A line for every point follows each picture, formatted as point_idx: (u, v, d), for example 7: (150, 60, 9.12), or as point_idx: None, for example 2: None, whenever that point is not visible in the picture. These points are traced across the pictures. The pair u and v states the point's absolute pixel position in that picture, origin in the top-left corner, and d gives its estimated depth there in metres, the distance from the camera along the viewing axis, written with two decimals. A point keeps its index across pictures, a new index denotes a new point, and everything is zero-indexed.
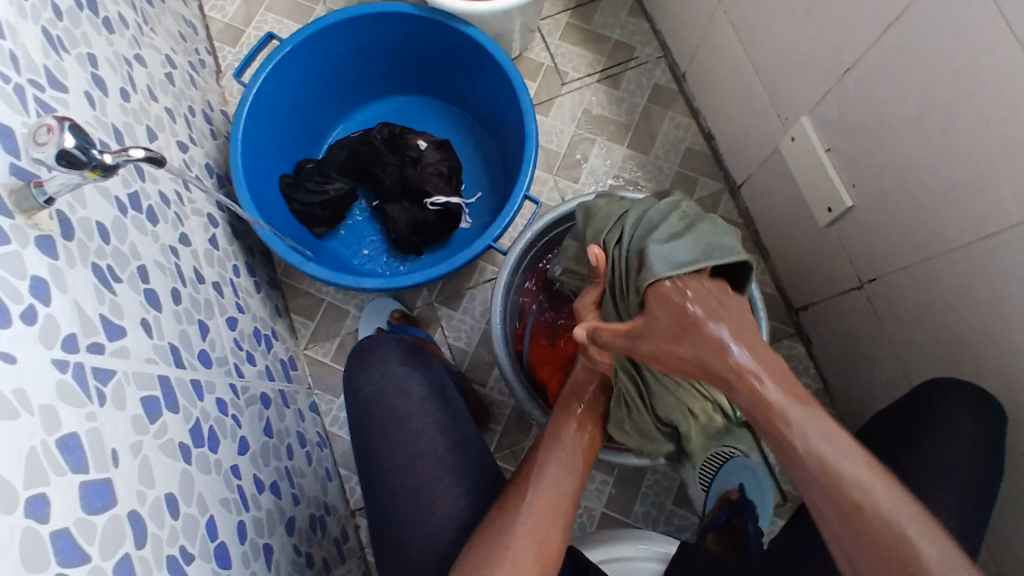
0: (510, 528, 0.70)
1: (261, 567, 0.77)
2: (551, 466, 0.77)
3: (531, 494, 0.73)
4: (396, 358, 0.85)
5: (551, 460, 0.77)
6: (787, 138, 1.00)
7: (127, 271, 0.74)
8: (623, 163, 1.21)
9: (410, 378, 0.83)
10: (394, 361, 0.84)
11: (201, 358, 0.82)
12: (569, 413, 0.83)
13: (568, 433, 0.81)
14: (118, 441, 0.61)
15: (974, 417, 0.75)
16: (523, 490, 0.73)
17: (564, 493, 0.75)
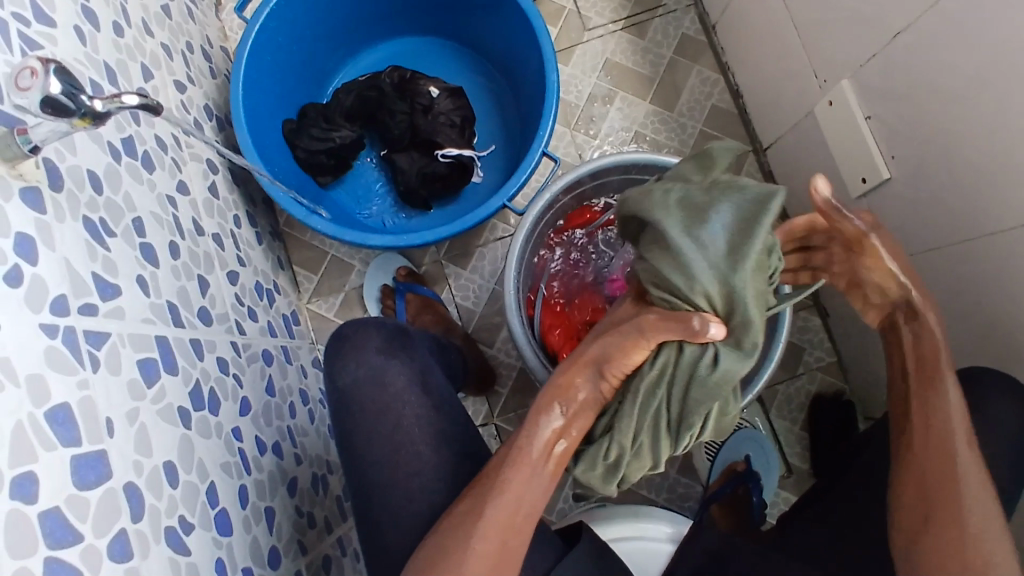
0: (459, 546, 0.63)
1: (263, 531, 0.76)
2: (520, 479, 0.66)
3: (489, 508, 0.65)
4: (392, 334, 0.80)
5: (515, 472, 0.66)
6: (823, 102, 0.94)
7: (121, 224, 0.69)
8: (645, 120, 1.15)
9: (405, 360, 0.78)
10: (389, 336, 0.79)
11: (201, 316, 0.79)
12: (545, 419, 0.68)
13: (544, 445, 0.68)
14: (112, 409, 0.58)
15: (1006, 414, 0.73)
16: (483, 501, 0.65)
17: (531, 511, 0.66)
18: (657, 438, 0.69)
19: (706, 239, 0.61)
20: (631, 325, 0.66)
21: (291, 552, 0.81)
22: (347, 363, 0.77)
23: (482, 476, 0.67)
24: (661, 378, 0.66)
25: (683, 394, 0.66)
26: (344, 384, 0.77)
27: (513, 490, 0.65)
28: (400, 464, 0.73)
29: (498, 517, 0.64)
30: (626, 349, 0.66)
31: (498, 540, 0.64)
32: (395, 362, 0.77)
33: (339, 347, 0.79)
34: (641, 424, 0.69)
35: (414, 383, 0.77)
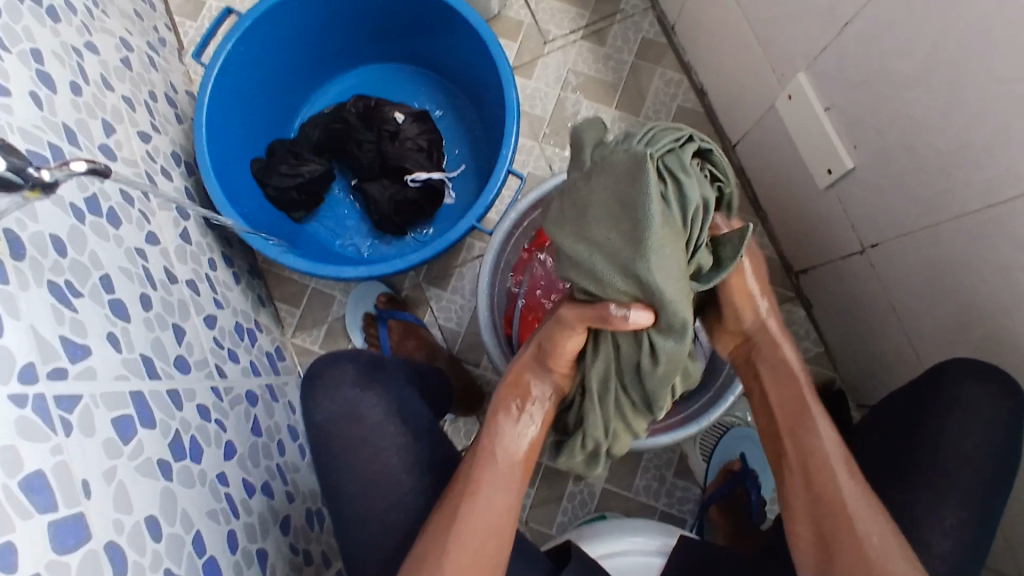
0: (434, 557, 0.66)
1: (256, 574, 0.76)
2: (484, 483, 0.70)
3: (461, 512, 0.68)
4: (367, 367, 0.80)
5: (482, 473, 0.71)
6: (783, 96, 0.94)
7: (89, 284, 0.70)
8: (612, 126, 1.15)
9: (382, 391, 0.78)
10: (365, 368, 0.79)
11: (179, 364, 0.79)
12: (506, 420, 0.75)
13: (506, 447, 0.74)
14: (89, 471, 0.58)
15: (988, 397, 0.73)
16: (453, 507, 0.69)
17: (503, 510, 0.70)
18: (627, 421, 0.74)
19: (601, 243, 0.59)
20: (551, 321, 0.71)
21: None
22: (325, 398, 0.77)
23: (451, 486, 0.71)
24: (606, 367, 0.70)
25: (633, 379, 0.69)
26: (324, 420, 0.77)
27: (482, 493, 0.70)
28: (384, 496, 0.73)
29: (470, 521, 0.67)
30: (557, 343, 0.71)
31: (477, 546, 0.67)
32: (373, 394, 0.77)
33: (316, 384, 0.78)
34: (606, 415, 0.73)
35: (394, 413, 0.77)
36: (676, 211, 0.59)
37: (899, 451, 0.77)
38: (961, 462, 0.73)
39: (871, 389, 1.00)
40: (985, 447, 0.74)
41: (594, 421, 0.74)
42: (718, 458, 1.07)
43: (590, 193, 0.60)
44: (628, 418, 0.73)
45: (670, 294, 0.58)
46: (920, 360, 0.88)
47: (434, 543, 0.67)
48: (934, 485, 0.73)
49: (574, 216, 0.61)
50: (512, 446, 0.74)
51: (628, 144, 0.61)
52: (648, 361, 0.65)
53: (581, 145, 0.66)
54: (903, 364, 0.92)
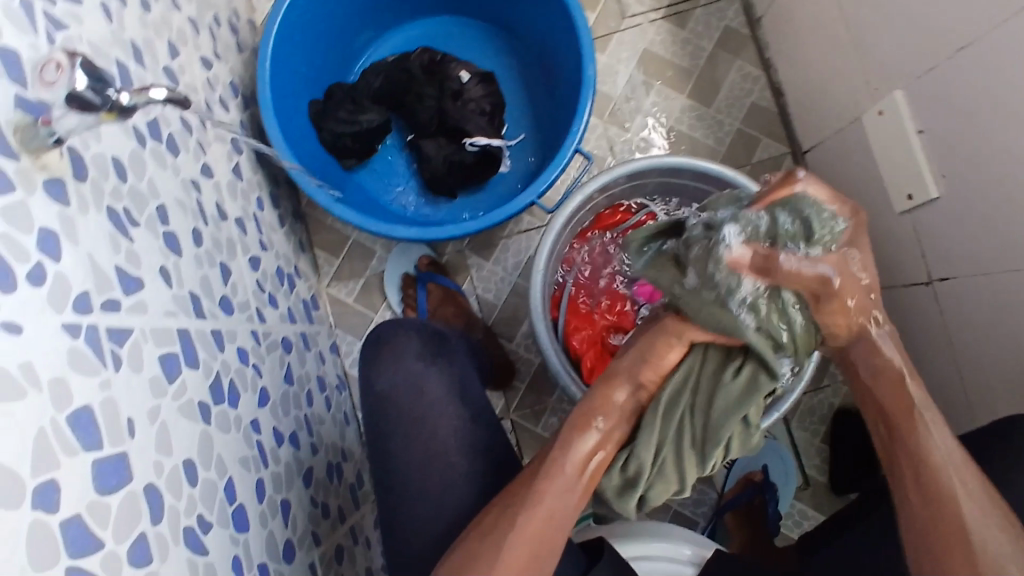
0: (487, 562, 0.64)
1: (279, 525, 0.75)
2: (545, 492, 0.67)
3: (519, 521, 0.66)
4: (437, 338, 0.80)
5: (550, 484, 0.68)
6: (873, 111, 0.90)
7: (145, 213, 0.67)
8: (680, 114, 1.12)
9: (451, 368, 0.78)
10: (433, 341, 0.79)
11: (223, 305, 0.78)
12: (582, 435, 0.70)
13: (575, 462, 0.69)
14: (134, 409, 0.57)
15: None
16: (512, 516, 0.66)
17: (558, 523, 0.67)
18: (682, 463, 0.70)
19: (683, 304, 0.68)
20: (658, 329, 0.71)
21: (305, 544, 0.80)
22: (381, 371, 0.76)
23: (514, 488, 0.68)
24: (687, 381, 0.70)
25: (704, 404, 0.68)
26: (374, 392, 0.76)
27: (547, 504, 0.67)
28: (418, 468, 0.72)
29: (527, 529, 0.66)
30: (658, 349, 0.70)
31: (533, 549, 0.65)
32: (430, 371, 0.76)
33: (378, 353, 0.78)
34: (665, 437, 0.70)
35: (440, 386, 0.76)
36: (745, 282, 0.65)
37: None
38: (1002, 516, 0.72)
39: None
40: None
41: (648, 450, 0.70)
42: (739, 467, 1.06)
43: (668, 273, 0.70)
44: (685, 458, 0.69)
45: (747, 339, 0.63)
46: (968, 402, 0.86)
47: (484, 546, 0.65)
48: None
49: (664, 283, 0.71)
50: (586, 467, 0.69)
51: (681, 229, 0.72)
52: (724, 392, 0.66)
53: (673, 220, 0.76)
54: (949, 403, 0.90)
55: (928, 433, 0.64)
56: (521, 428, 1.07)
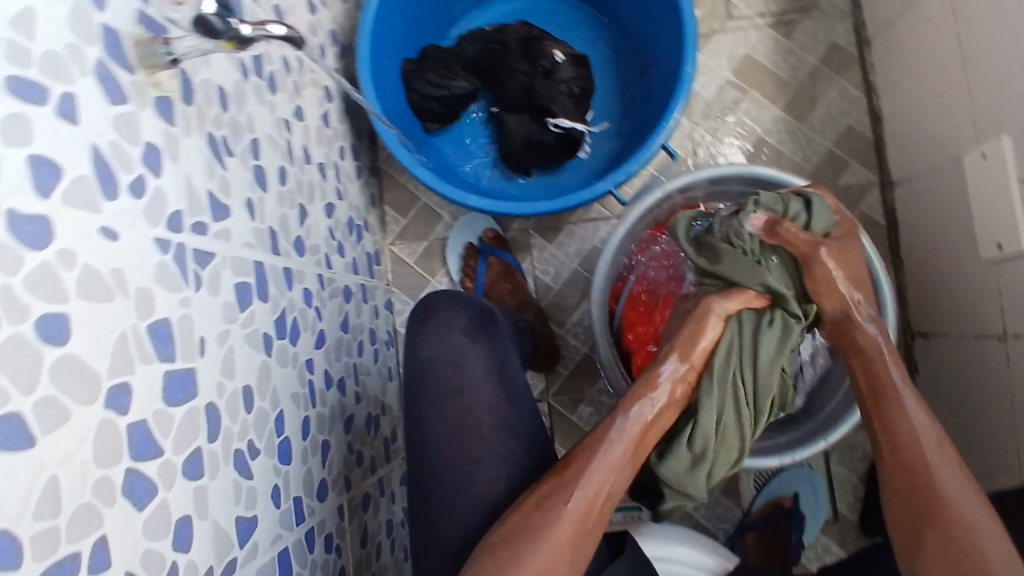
0: (542, 534, 0.64)
1: (317, 464, 0.78)
2: (597, 467, 0.68)
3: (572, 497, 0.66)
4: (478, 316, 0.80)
5: (603, 459, 0.68)
6: (975, 152, 0.86)
7: (240, 145, 0.70)
8: (770, 126, 1.09)
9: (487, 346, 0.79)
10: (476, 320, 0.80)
11: (296, 245, 0.80)
12: (630, 413, 0.71)
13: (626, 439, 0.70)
14: (206, 330, 0.59)
15: None
16: (565, 492, 0.66)
17: (607, 498, 0.68)
18: (743, 423, 0.76)
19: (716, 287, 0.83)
20: (693, 317, 0.78)
21: (338, 486, 0.83)
22: (426, 339, 0.78)
23: (567, 463, 0.69)
24: (731, 349, 0.76)
25: (752, 370, 0.76)
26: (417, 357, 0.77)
27: (602, 479, 0.67)
28: (457, 433, 0.74)
29: (581, 501, 0.66)
30: (694, 333, 0.76)
31: (587, 520, 0.66)
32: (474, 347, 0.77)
33: (424, 321, 0.79)
34: (724, 406, 0.75)
35: (489, 363, 0.77)
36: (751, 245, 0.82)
37: None
38: None
39: None
40: None
41: (711, 421, 0.74)
42: (769, 490, 1.04)
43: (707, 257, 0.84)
44: (752, 420, 0.76)
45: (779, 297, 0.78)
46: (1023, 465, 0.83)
47: (540, 521, 0.65)
48: None
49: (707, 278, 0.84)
50: (637, 446, 0.71)
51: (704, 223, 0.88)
52: (762, 354, 0.76)
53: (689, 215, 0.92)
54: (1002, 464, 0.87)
55: (900, 408, 0.72)
56: (557, 413, 1.08)
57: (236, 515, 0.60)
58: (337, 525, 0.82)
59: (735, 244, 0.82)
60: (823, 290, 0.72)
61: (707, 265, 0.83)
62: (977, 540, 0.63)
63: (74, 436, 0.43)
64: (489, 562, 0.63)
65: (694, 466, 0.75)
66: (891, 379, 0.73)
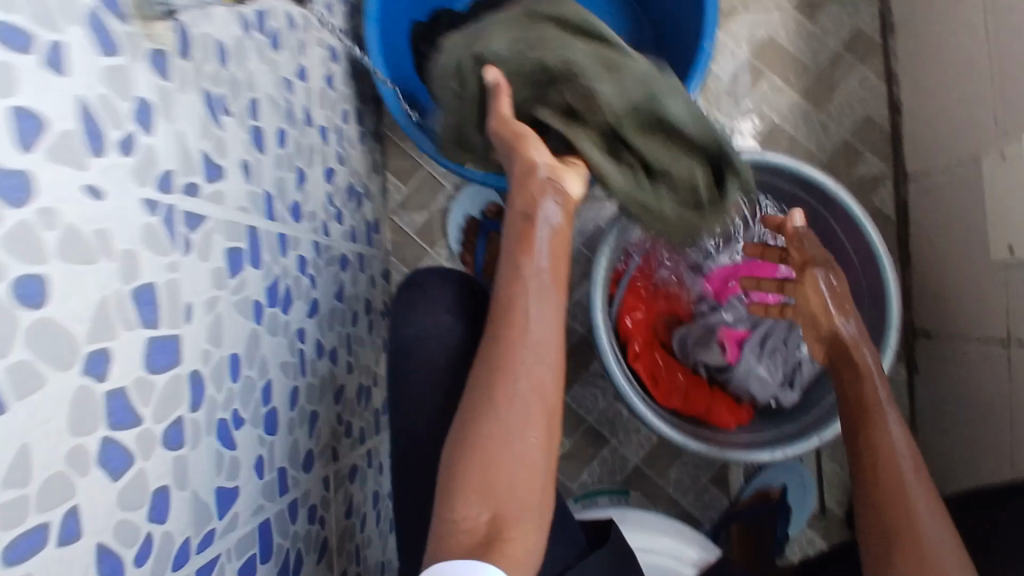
0: (499, 462, 0.59)
1: (304, 435, 0.77)
2: (524, 353, 0.61)
3: (507, 406, 0.60)
4: (464, 291, 0.76)
5: (517, 337, 0.61)
6: (996, 152, 0.83)
7: (239, 104, 0.67)
8: (787, 112, 1.06)
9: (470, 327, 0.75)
10: (465, 297, 0.76)
11: (293, 210, 0.78)
12: (524, 266, 0.63)
13: (530, 295, 0.63)
14: (194, 297, 0.58)
15: None
16: (494, 399, 0.60)
17: (543, 377, 0.62)
18: (653, 162, 0.74)
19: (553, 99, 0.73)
20: (519, 177, 0.67)
21: (325, 457, 0.82)
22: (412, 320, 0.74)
23: (484, 362, 0.61)
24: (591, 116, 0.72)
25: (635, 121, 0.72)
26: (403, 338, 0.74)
27: (524, 362, 0.61)
28: (446, 413, 0.72)
29: (522, 395, 0.60)
30: (534, 193, 0.66)
31: (537, 411, 0.61)
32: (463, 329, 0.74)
33: (413, 300, 0.75)
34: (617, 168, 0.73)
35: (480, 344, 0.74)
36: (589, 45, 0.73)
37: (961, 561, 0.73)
38: None
39: (948, 478, 0.95)
40: None
41: (625, 156, 0.74)
42: (758, 481, 1.04)
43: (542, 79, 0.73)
44: (646, 153, 0.74)
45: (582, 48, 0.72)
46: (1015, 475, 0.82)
47: (484, 439, 0.59)
48: None
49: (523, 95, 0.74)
50: (545, 297, 0.63)
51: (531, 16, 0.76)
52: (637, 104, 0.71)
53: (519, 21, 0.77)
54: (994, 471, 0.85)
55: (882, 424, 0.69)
56: None
57: (216, 486, 0.59)
58: (322, 495, 0.81)
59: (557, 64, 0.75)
60: (818, 304, 0.77)
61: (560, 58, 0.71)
62: (940, 563, 0.59)
63: (50, 402, 0.42)
64: (471, 503, 0.58)
65: (638, 174, 0.75)
66: (864, 379, 0.73)
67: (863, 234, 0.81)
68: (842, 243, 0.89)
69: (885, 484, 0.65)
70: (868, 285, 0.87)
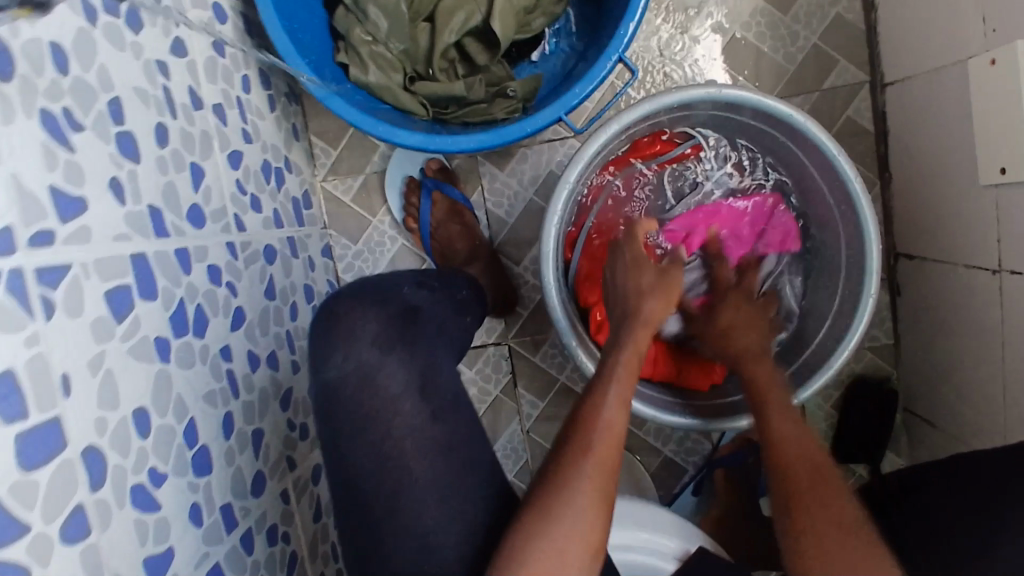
0: (568, 506, 0.59)
1: (248, 459, 0.71)
2: (611, 407, 0.64)
3: (586, 457, 0.60)
4: (397, 307, 0.69)
5: (608, 398, 0.64)
6: (983, 57, 0.73)
7: (93, 113, 0.56)
8: (749, 19, 0.94)
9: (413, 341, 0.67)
10: (394, 314, 0.68)
11: (192, 217, 0.68)
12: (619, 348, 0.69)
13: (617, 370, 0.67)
14: (70, 363, 0.49)
15: None
16: (575, 453, 0.61)
17: (618, 432, 0.63)
18: None
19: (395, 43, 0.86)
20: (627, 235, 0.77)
21: (279, 471, 0.77)
22: (332, 355, 0.65)
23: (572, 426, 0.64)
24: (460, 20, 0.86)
25: None
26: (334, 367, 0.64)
27: (608, 419, 0.63)
28: None
29: (599, 452, 0.61)
30: (638, 265, 0.74)
31: (612, 475, 0.61)
32: (388, 363, 0.65)
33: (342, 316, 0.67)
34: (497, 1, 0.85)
35: None
36: None
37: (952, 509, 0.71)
38: None
39: (935, 401, 0.92)
40: None
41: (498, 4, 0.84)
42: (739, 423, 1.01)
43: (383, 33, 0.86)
44: None
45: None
46: (1005, 405, 0.78)
47: (557, 493, 0.59)
48: None
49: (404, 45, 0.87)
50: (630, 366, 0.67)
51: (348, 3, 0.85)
52: None
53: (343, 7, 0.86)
54: (984, 399, 0.82)
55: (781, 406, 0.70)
56: (518, 356, 1.01)
57: (144, 557, 0.54)
58: (282, 511, 0.77)
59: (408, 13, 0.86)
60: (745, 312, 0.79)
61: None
62: (851, 545, 0.58)
63: None
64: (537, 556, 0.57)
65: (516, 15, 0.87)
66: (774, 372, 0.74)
67: (835, 167, 0.76)
68: (814, 183, 0.83)
69: (791, 463, 0.65)
70: (841, 230, 0.82)
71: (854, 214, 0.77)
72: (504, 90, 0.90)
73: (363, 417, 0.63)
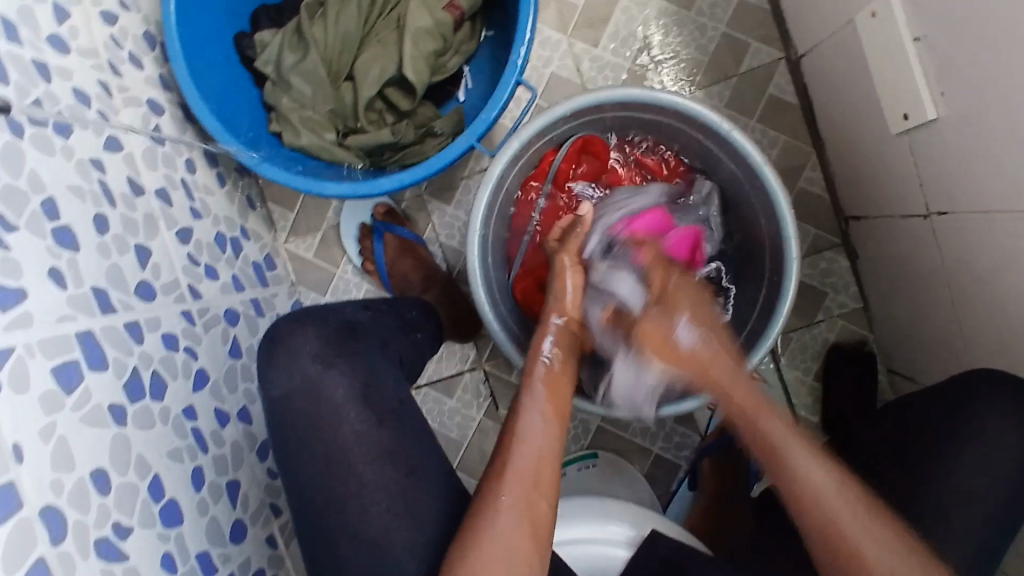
0: None
1: (225, 509, 0.75)
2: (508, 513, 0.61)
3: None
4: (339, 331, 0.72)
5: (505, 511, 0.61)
6: (867, 12, 0.75)
7: (26, 214, 0.62)
8: (657, 21, 0.98)
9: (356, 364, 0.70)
10: (338, 338, 0.71)
11: (140, 292, 0.74)
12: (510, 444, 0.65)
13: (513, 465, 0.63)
14: (21, 432, 0.55)
15: (1003, 420, 0.68)
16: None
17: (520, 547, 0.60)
18: (415, 23, 0.90)
19: (321, 109, 0.93)
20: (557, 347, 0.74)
21: (261, 518, 0.81)
22: None
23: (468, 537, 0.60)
24: (377, 76, 0.91)
25: (392, 38, 0.92)
26: (276, 404, 0.69)
27: (507, 528, 0.60)
28: None
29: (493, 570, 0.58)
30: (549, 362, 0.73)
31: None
32: (330, 374, 0.68)
33: (282, 354, 0.71)
34: (407, 51, 0.90)
35: (367, 388, 0.69)
36: (293, 60, 0.91)
37: (903, 460, 0.71)
38: (969, 491, 0.67)
39: (906, 354, 0.91)
40: (992, 473, 0.68)
41: (409, 52, 0.90)
42: (724, 409, 1.00)
43: (310, 99, 0.92)
44: (410, 25, 0.89)
45: (293, 57, 0.91)
46: (966, 344, 0.77)
47: None
48: (940, 512, 0.67)
49: (332, 109, 0.93)
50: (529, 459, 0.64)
51: (274, 82, 0.93)
52: (374, 37, 0.93)
53: (269, 87, 0.93)
54: (945, 344, 0.81)
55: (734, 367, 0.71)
56: (495, 378, 1.04)
57: None
58: (268, 555, 0.80)
59: (331, 78, 0.92)
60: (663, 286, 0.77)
61: (284, 71, 0.91)
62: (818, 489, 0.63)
63: None
64: None
65: (430, 58, 0.92)
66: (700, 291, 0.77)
67: (734, 144, 0.77)
68: (717, 161, 0.84)
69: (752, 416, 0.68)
70: (752, 197, 0.82)
71: (769, 199, 0.78)
72: (432, 128, 0.95)
73: (307, 449, 0.67)
